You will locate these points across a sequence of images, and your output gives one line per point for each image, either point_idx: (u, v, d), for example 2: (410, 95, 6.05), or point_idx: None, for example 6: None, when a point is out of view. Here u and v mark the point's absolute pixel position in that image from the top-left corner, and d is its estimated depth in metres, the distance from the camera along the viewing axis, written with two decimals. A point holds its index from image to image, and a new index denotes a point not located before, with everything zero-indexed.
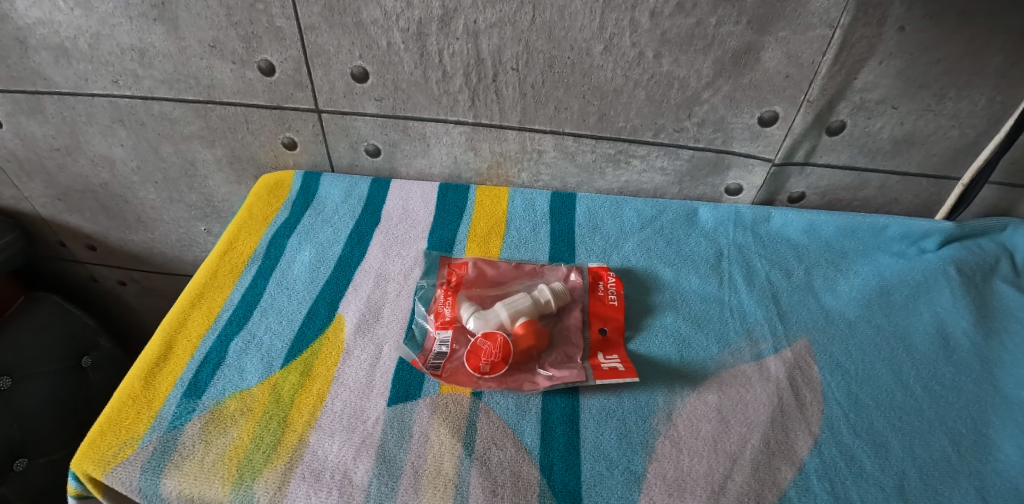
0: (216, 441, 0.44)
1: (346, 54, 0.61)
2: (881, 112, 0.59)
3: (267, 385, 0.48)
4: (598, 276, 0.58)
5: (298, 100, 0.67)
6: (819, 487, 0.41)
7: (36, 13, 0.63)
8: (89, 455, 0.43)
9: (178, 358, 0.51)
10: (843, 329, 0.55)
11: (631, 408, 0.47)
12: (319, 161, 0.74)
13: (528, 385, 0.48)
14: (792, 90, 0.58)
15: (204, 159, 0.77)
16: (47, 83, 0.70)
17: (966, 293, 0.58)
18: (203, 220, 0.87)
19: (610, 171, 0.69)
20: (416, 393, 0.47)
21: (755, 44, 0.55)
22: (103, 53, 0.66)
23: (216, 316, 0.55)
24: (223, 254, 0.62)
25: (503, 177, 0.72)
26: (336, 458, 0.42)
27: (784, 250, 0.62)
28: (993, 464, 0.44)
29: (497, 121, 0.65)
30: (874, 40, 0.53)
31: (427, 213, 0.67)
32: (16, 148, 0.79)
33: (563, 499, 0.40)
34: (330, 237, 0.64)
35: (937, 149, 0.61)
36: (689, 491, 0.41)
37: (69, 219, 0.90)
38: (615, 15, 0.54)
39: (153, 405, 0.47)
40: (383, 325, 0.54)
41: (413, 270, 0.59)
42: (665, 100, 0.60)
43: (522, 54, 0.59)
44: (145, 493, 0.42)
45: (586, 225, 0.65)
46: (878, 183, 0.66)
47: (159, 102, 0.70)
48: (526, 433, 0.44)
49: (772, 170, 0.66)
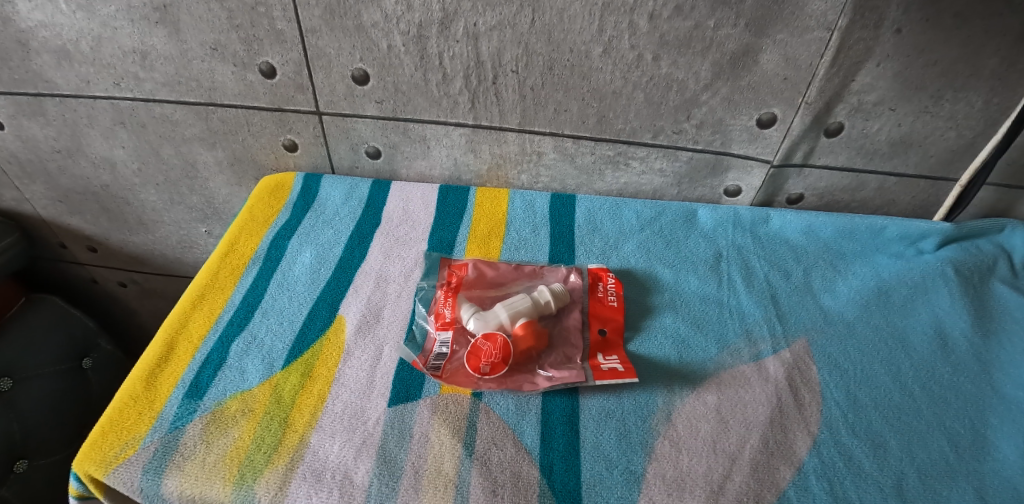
0: (217, 442, 0.44)
1: (346, 56, 0.62)
2: (878, 114, 0.59)
3: (268, 386, 0.48)
4: (598, 277, 0.58)
5: (299, 103, 0.67)
6: (818, 486, 0.42)
7: (39, 16, 0.63)
8: (91, 456, 0.43)
9: (179, 359, 0.51)
10: (841, 330, 0.55)
11: (631, 408, 0.47)
12: (319, 163, 0.75)
13: (528, 385, 0.48)
14: (790, 92, 0.58)
15: (205, 161, 0.77)
16: (49, 86, 0.70)
17: (964, 294, 0.58)
18: (204, 222, 0.87)
19: (609, 173, 0.69)
20: (416, 394, 0.47)
21: (753, 46, 0.55)
22: (105, 56, 0.66)
23: (217, 317, 0.55)
24: (224, 256, 0.62)
25: (503, 179, 0.72)
26: (336, 459, 0.42)
27: (782, 251, 0.63)
28: (991, 464, 0.44)
29: (496, 123, 0.66)
30: (871, 42, 0.53)
31: (427, 215, 0.67)
32: (18, 151, 0.79)
33: (563, 499, 0.40)
34: (331, 239, 0.64)
35: (934, 150, 0.62)
36: (688, 491, 0.41)
37: (70, 221, 0.91)
38: (614, 18, 0.55)
39: (154, 405, 0.47)
40: (384, 326, 0.54)
41: (413, 271, 0.60)
42: (664, 102, 0.61)
43: (522, 56, 0.59)
44: (146, 494, 0.42)
45: (585, 227, 0.65)
46: (876, 184, 0.66)
47: (160, 105, 0.70)
48: (526, 434, 0.44)
49: (771, 172, 0.66)
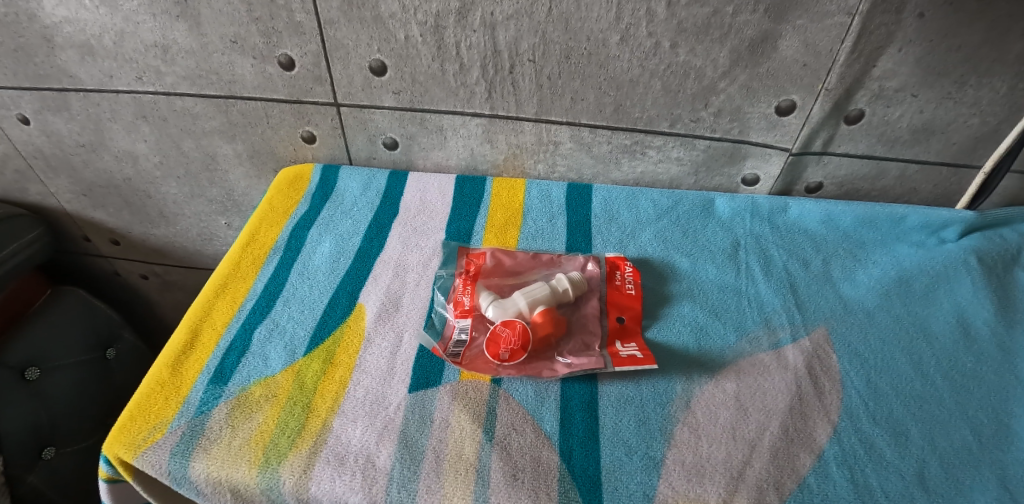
0: (242, 426, 0.45)
1: (364, 48, 0.62)
2: (900, 100, 0.58)
3: (291, 372, 0.49)
4: (615, 266, 0.58)
5: (317, 94, 0.68)
6: (838, 473, 0.41)
7: (63, 12, 0.64)
8: (120, 440, 0.44)
9: (204, 346, 0.52)
10: (861, 318, 0.54)
11: (649, 395, 0.47)
12: (337, 154, 0.75)
13: (547, 372, 0.48)
14: (810, 79, 0.58)
15: (224, 153, 0.78)
16: (73, 81, 0.72)
17: (987, 283, 0.57)
18: (223, 214, 0.88)
19: (626, 162, 0.69)
20: (436, 380, 0.48)
21: (772, 33, 0.55)
22: (127, 50, 0.67)
23: (240, 305, 0.56)
24: (245, 245, 0.63)
25: (519, 169, 0.72)
26: (359, 443, 0.43)
27: (801, 240, 0.62)
28: (1016, 454, 0.44)
29: (513, 113, 0.66)
30: (892, 27, 0.53)
31: (444, 205, 0.67)
32: (42, 145, 0.81)
33: (583, 484, 0.40)
34: (350, 229, 0.65)
35: (957, 137, 0.61)
36: (708, 477, 0.41)
37: (93, 215, 0.93)
38: (632, 6, 0.54)
39: (180, 390, 0.48)
40: (403, 315, 0.54)
41: (431, 261, 0.60)
42: (681, 90, 0.61)
43: (538, 46, 0.59)
44: (174, 477, 0.43)
45: (602, 216, 0.65)
46: (897, 173, 0.65)
47: (182, 98, 0.71)
48: (546, 419, 0.45)
49: (790, 160, 0.65)
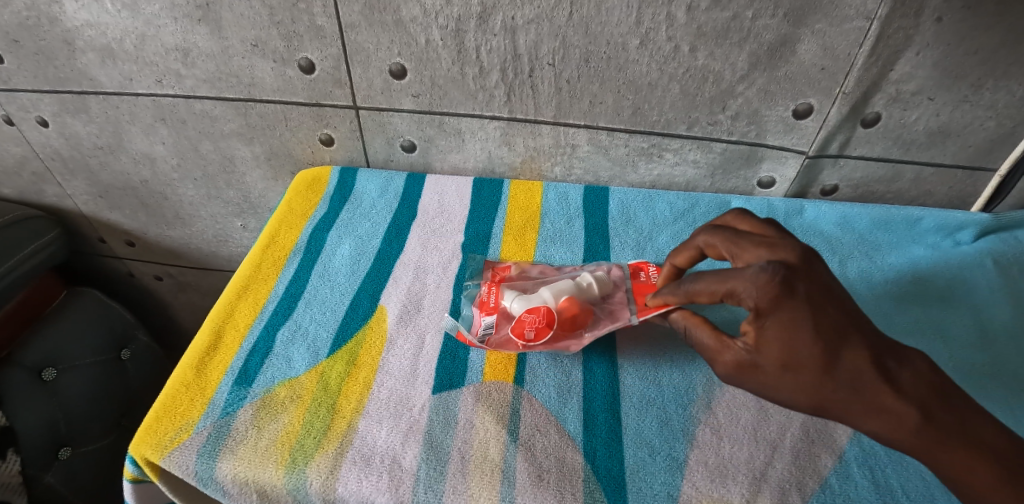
0: (268, 427, 0.45)
1: (384, 51, 0.63)
2: (917, 103, 0.58)
3: (315, 374, 0.50)
4: (639, 267, 0.57)
5: (336, 98, 0.69)
6: (859, 475, 0.41)
7: (85, 16, 0.65)
8: (147, 440, 0.45)
9: (227, 348, 0.53)
10: (878, 319, 0.55)
11: (671, 396, 0.47)
12: (354, 157, 0.76)
13: (575, 345, 0.50)
14: (828, 82, 0.58)
15: (242, 156, 0.78)
16: (93, 83, 0.72)
17: (1005, 285, 0.58)
18: (239, 216, 0.89)
19: (643, 165, 0.69)
20: (459, 382, 0.48)
21: (791, 37, 0.55)
22: (148, 53, 0.68)
23: (262, 307, 0.57)
24: (266, 247, 0.64)
25: (536, 171, 0.73)
26: (384, 444, 0.43)
27: (818, 242, 0.63)
28: None
29: (532, 116, 0.66)
30: (911, 31, 0.53)
31: (461, 207, 0.68)
32: (61, 147, 0.82)
33: (608, 485, 0.41)
34: (369, 231, 0.65)
35: (973, 140, 0.61)
36: (731, 478, 0.41)
37: (109, 216, 0.93)
38: (652, 10, 0.55)
39: (205, 392, 0.48)
40: (424, 316, 0.55)
41: (451, 263, 0.61)
42: (699, 93, 0.61)
43: (558, 49, 0.59)
44: (201, 477, 0.43)
45: (620, 218, 0.66)
46: (912, 175, 0.65)
47: (201, 101, 0.72)
48: (569, 420, 0.45)
49: (806, 163, 0.66)
